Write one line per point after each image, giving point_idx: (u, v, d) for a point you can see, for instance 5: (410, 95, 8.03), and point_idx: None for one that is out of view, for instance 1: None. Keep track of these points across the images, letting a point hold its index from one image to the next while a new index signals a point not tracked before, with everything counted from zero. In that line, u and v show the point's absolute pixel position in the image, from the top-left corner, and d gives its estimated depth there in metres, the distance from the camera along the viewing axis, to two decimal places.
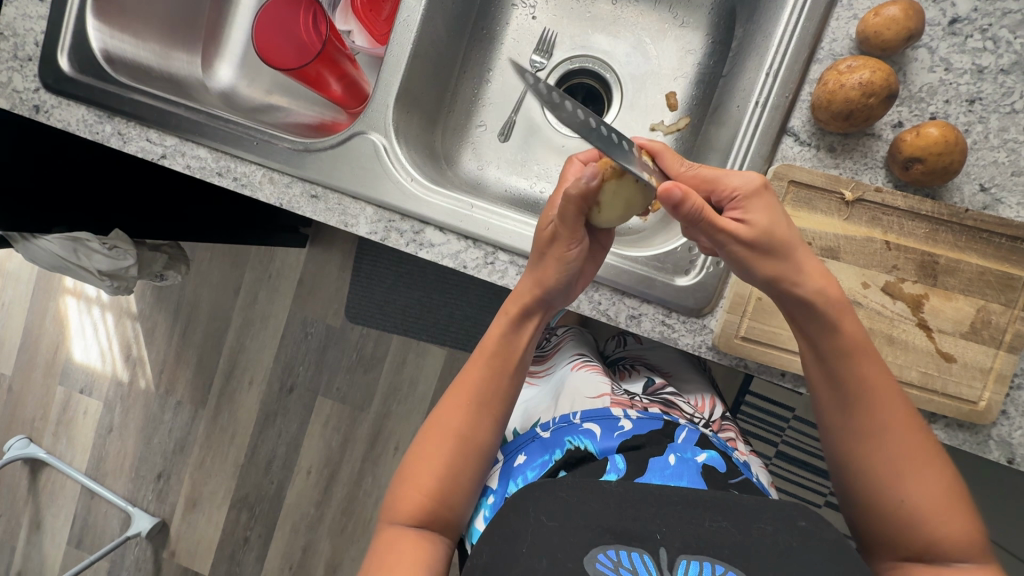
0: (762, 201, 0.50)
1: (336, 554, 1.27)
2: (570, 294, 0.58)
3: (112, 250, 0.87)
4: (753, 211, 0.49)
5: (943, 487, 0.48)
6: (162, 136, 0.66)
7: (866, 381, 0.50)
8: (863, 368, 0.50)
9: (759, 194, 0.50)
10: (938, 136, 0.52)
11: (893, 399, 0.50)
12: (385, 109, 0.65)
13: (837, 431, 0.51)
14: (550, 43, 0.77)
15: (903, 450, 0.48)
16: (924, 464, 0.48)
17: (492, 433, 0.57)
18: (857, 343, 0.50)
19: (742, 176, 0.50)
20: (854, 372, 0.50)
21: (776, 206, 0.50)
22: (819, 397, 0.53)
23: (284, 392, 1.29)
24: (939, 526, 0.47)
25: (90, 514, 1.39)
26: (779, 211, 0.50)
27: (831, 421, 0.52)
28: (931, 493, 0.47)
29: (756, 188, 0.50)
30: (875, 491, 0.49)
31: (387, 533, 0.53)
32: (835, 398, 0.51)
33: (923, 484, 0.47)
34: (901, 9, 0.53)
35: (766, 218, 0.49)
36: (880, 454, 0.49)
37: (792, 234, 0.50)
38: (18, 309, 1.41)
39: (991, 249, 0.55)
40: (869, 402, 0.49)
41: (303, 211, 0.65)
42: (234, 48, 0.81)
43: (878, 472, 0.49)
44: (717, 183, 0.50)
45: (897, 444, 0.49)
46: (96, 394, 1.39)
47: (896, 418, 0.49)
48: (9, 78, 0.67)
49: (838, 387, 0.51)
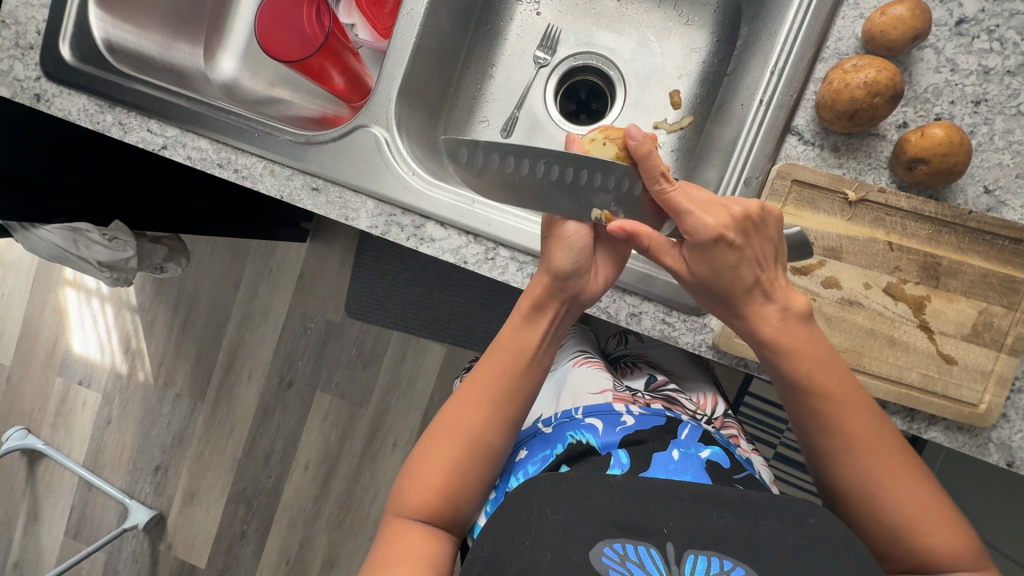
0: (709, 253, 0.49)
1: (333, 549, 1.27)
2: (588, 286, 0.57)
3: (111, 240, 0.87)
4: (698, 259, 0.49)
5: (921, 496, 0.48)
6: (162, 127, 0.66)
7: (824, 407, 0.50)
8: (820, 394, 0.50)
9: (709, 242, 0.48)
10: (943, 137, 0.52)
11: (856, 421, 0.50)
12: (387, 102, 0.65)
13: (810, 450, 0.53)
14: (554, 39, 0.77)
15: (874, 471, 0.49)
16: (898, 476, 0.48)
17: (501, 433, 0.56)
18: (812, 372, 0.51)
19: (703, 221, 0.48)
20: (813, 399, 0.51)
21: (729, 256, 0.48)
22: (791, 416, 0.54)
23: (283, 386, 1.29)
24: (928, 537, 0.47)
25: (87, 506, 1.39)
26: (733, 261, 0.49)
27: (808, 444, 0.53)
28: (906, 506, 0.48)
29: (709, 239, 0.48)
30: (851, 504, 0.50)
31: (394, 526, 0.54)
32: (805, 420, 0.52)
33: (899, 498, 0.48)
34: (908, 9, 0.52)
35: (706, 269, 0.49)
36: (849, 473, 0.50)
37: (740, 281, 0.50)
38: (17, 300, 1.41)
39: (994, 252, 0.55)
40: (830, 427, 0.50)
41: (304, 204, 0.64)
42: (236, 39, 0.80)
43: (850, 488, 0.50)
44: (680, 217, 0.49)
45: (864, 463, 0.49)
46: (94, 386, 1.39)
47: (861, 437, 0.49)
48: (10, 66, 0.66)
49: (802, 411, 0.52)
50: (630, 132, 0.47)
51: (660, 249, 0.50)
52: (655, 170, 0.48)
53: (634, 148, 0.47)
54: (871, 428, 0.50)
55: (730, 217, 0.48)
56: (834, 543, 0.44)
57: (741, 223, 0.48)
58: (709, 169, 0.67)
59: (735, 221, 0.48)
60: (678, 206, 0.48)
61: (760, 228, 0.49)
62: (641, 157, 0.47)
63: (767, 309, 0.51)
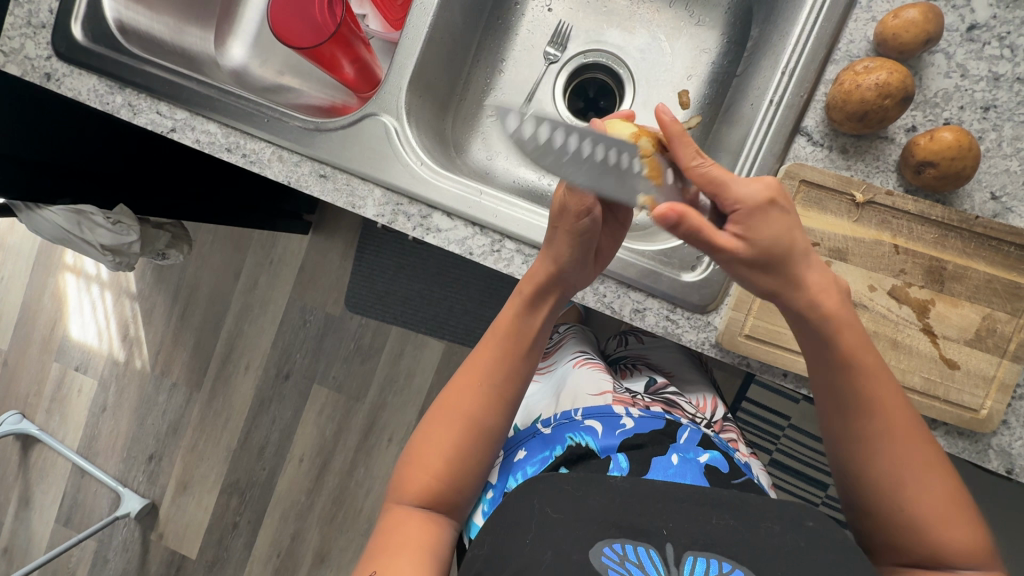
0: (766, 218, 0.46)
1: (325, 543, 1.26)
2: (588, 277, 0.57)
3: (114, 224, 0.87)
4: (754, 229, 0.46)
5: (944, 492, 0.48)
6: (172, 110, 0.66)
7: (864, 390, 0.50)
8: (861, 378, 0.50)
9: (765, 205, 0.46)
10: (952, 141, 0.52)
11: (895, 407, 0.50)
12: (397, 91, 0.65)
13: (838, 435, 0.53)
14: (564, 35, 0.77)
15: (899, 458, 0.49)
16: (923, 468, 0.49)
17: (501, 416, 0.56)
18: (856, 354, 0.50)
19: (754, 187, 0.46)
20: (852, 381, 0.50)
21: (782, 220, 0.47)
22: (819, 400, 0.54)
23: (280, 378, 1.29)
24: (945, 532, 0.47)
25: (79, 492, 1.39)
26: (788, 225, 0.47)
27: (835, 427, 0.53)
28: (926, 498, 0.48)
29: (761, 203, 0.46)
30: (873, 493, 0.50)
31: (392, 513, 0.54)
32: (837, 404, 0.52)
33: (922, 490, 0.48)
34: (921, 12, 0.53)
35: (767, 238, 0.46)
36: (877, 460, 0.50)
37: (794, 247, 0.48)
38: (16, 284, 1.40)
39: (999, 258, 0.55)
40: (868, 412, 0.50)
41: (311, 191, 0.64)
42: (247, 27, 0.80)
43: (879, 476, 0.50)
44: (725, 190, 0.45)
45: (896, 452, 0.49)
46: (91, 372, 1.38)
47: (899, 424, 0.50)
48: (21, 44, 0.66)
49: (838, 394, 0.51)
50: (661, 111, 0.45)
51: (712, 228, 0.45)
52: (689, 148, 0.45)
53: (668, 125, 0.45)
54: (902, 414, 0.50)
55: (771, 184, 0.47)
56: (836, 546, 0.44)
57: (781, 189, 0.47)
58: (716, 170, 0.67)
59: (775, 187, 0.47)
60: (721, 179, 0.45)
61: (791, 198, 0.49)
62: (674, 137, 0.45)
63: (823, 280, 0.49)
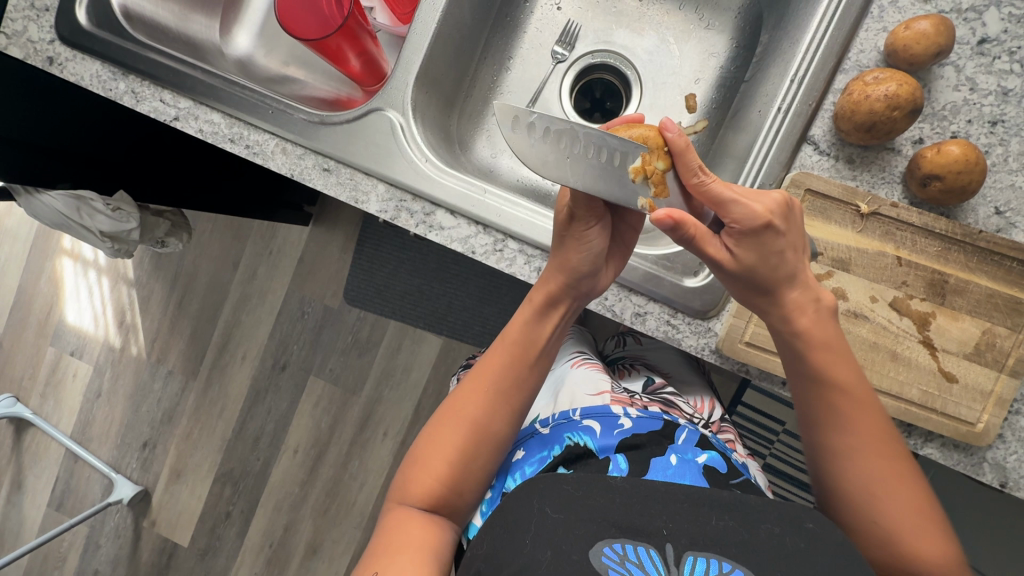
0: (760, 239, 0.46)
1: (317, 535, 1.27)
2: (600, 282, 0.57)
3: (114, 211, 0.87)
4: (745, 246, 0.47)
5: (915, 506, 0.50)
6: (175, 98, 0.65)
7: (842, 405, 0.51)
8: (839, 392, 0.51)
9: (759, 226, 0.45)
10: (959, 155, 0.52)
11: (869, 423, 0.51)
12: (404, 86, 0.64)
13: (815, 446, 0.54)
14: (573, 35, 0.77)
15: (871, 471, 0.50)
16: (893, 482, 0.50)
17: (508, 423, 0.56)
18: (835, 369, 0.51)
19: (753, 209, 0.45)
20: (831, 395, 0.51)
21: (776, 243, 0.46)
22: (798, 409, 0.55)
23: (276, 369, 1.29)
24: (914, 545, 0.49)
25: (72, 477, 1.38)
26: (781, 247, 0.46)
27: (812, 439, 0.54)
28: (896, 511, 0.49)
29: (758, 226, 0.45)
30: (844, 504, 0.52)
31: (397, 513, 0.54)
32: (813, 418, 0.53)
33: (892, 503, 0.50)
34: (932, 24, 0.53)
35: (754, 256, 0.47)
36: (849, 471, 0.51)
37: (785, 266, 0.47)
38: (13, 266, 1.39)
39: (1001, 272, 0.55)
40: (843, 425, 0.51)
41: (314, 185, 0.64)
42: (253, 15, 0.78)
43: (852, 488, 0.51)
44: (723, 206, 0.45)
45: (869, 466, 0.50)
46: (87, 357, 1.38)
47: (871, 440, 0.51)
48: (24, 27, 0.66)
49: (815, 407, 0.53)
50: (665, 126, 0.44)
51: (704, 238, 0.46)
52: (691, 163, 0.45)
53: (671, 142, 0.44)
54: (876, 430, 0.51)
55: (774, 204, 0.45)
56: (836, 550, 0.44)
57: (785, 209, 0.45)
58: (721, 176, 0.67)
59: (779, 208, 0.46)
60: (722, 197, 0.45)
61: (795, 215, 0.47)
62: (677, 151, 0.45)
63: (804, 299, 0.49)
